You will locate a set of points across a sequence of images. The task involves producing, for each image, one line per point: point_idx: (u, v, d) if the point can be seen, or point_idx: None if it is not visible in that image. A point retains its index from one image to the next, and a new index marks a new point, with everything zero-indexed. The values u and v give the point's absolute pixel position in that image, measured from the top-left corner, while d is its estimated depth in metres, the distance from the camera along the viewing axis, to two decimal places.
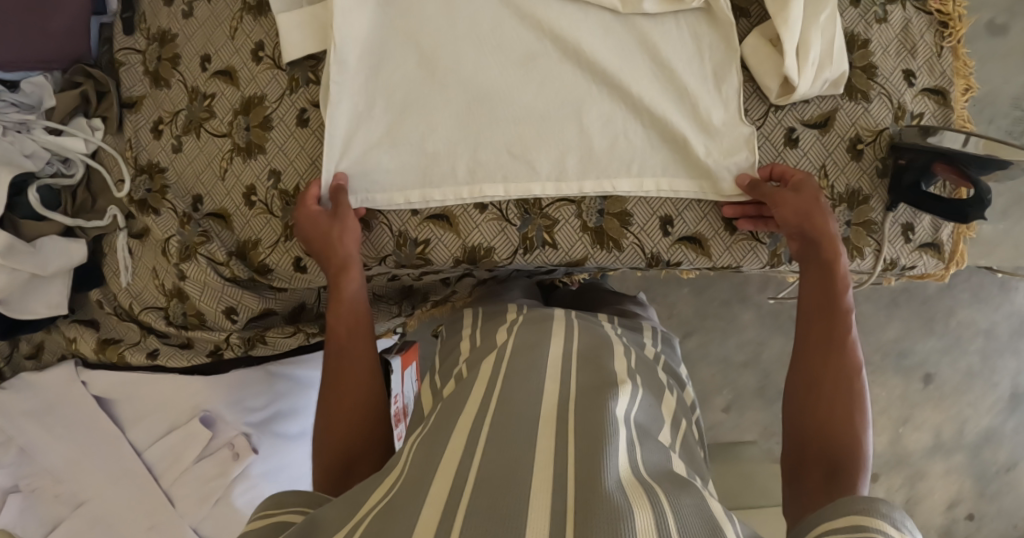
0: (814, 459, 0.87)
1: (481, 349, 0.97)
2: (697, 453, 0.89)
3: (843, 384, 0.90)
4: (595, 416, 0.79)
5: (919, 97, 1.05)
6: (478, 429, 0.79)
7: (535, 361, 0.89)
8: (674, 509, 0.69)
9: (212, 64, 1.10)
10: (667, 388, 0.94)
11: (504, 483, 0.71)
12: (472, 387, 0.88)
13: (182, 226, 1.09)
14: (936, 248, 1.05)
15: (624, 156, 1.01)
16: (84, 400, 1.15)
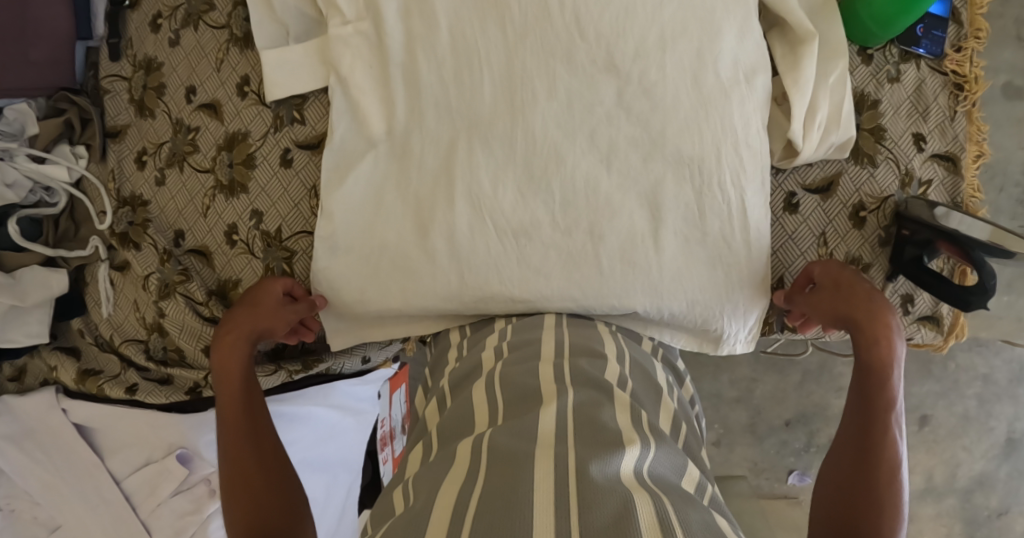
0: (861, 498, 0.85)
1: (467, 368, 0.92)
2: (701, 454, 0.86)
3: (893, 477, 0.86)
4: (595, 427, 0.76)
5: (928, 163, 1.00)
6: (481, 461, 0.75)
7: (529, 374, 0.85)
8: (681, 518, 0.66)
9: (197, 96, 1.09)
10: (664, 391, 0.91)
11: (510, 506, 0.68)
12: (467, 410, 0.84)
13: (162, 263, 1.07)
14: (935, 320, 1.01)
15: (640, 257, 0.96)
16: (61, 428, 1.14)
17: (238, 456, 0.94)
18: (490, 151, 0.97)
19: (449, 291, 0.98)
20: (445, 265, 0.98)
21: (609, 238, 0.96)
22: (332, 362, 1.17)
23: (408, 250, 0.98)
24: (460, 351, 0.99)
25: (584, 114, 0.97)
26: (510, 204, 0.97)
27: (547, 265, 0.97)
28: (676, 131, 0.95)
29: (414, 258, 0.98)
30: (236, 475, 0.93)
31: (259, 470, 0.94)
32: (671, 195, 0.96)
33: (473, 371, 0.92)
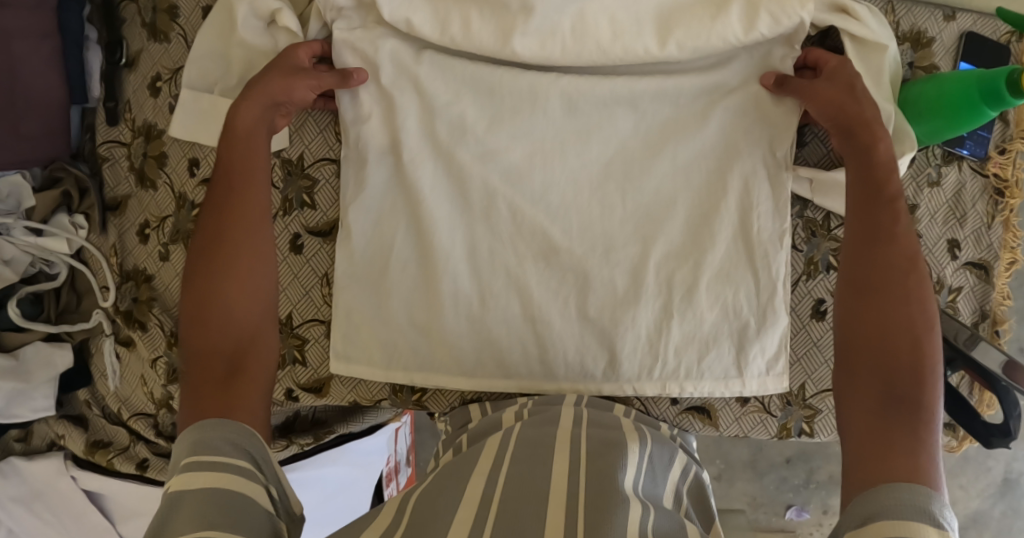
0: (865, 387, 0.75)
1: (486, 422, 0.91)
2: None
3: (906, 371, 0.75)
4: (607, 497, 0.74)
5: (960, 271, 0.97)
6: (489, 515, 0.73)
7: (544, 441, 0.84)
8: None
9: (200, 169, 1.02)
10: (676, 478, 0.86)
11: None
12: (478, 458, 0.82)
13: (169, 347, 1.03)
14: (950, 427, 1.00)
15: (672, 344, 0.95)
16: (71, 495, 1.14)
17: (221, 249, 0.83)
18: (516, 239, 0.95)
19: (463, 385, 0.96)
20: (477, 350, 0.96)
21: (630, 328, 0.95)
22: (343, 431, 1.18)
23: (418, 337, 0.96)
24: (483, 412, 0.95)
25: (616, 210, 0.94)
26: (541, 289, 0.95)
27: (561, 357, 0.95)
28: (700, 226, 0.95)
29: (425, 349, 0.96)
30: (211, 261, 0.82)
31: (240, 275, 0.82)
32: (688, 308, 0.94)
33: (494, 427, 0.90)
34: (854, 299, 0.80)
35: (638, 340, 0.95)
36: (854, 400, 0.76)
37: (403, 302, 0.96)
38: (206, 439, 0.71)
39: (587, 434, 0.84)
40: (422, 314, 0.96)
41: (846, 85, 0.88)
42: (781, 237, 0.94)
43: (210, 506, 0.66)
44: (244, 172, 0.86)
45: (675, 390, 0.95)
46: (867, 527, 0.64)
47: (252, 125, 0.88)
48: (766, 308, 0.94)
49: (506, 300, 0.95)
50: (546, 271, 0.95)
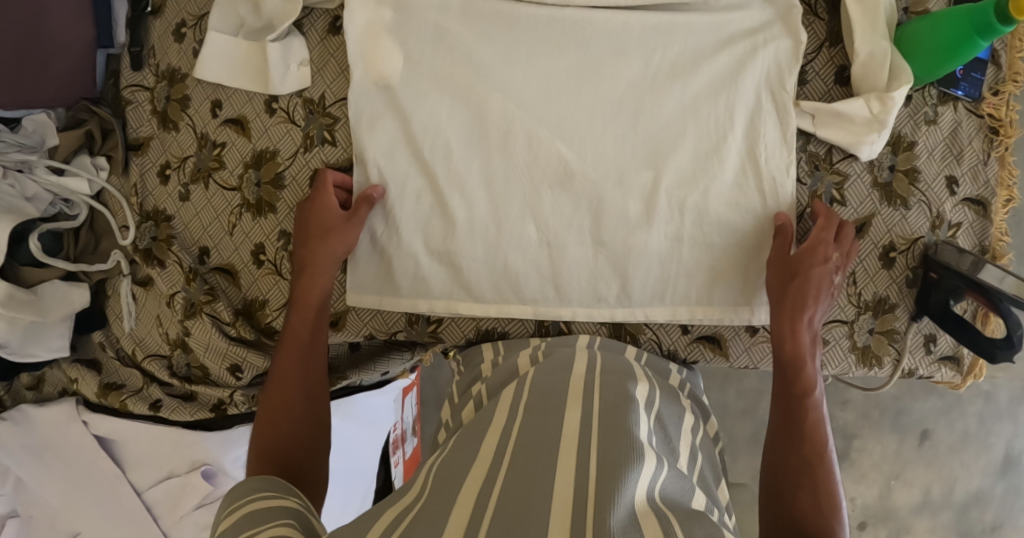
0: (795, 471, 0.91)
1: (504, 371, 0.99)
2: (715, 491, 0.90)
3: (821, 510, 0.88)
4: (614, 442, 0.82)
5: (959, 206, 1.01)
6: (503, 462, 0.81)
7: (557, 397, 0.91)
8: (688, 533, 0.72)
9: (223, 111, 1.05)
10: (687, 426, 0.95)
11: (525, 519, 0.72)
12: (493, 416, 0.90)
13: (187, 282, 1.05)
14: (955, 361, 1.02)
15: (683, 271, 1.00)
16: (81, 441, 1.14)
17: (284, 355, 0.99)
18: (534, 167, 1.00)
19: (478, 311, 1.03)
20: (493, 273, 1.02)
21: (640, 257, 1.00)
22: (355, 379, 1.18)
23: (439, 265, 1.02)
24: (495, 357, 1.02)
25: (626, 146, 0.99)
26: (555, 215, 1.00)
27: (573, 286, 1.01)
28: (707, 161, 0.99)
29: (441, 273, 1.02)
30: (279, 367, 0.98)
31: (289, 412, 0.96)
32: (700, 237, 0.99)
33: (511, 376, 0.98)
34: (782, 377, 0.95)
35: (648, 268, 1.00)
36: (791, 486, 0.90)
37: (424, 230, 1.02)
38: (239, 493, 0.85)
39: (598, 383, 0.93)
40: (444, 239, 1.02)
41: (798, 283, 0.94)
42: (787, 168, 0.98)
43: (251, 515, 0.81)
44: (292, 345, 0.99)
45: (683, 317, 1.00)
46: None
47: (326, 262, 0.99)
48: (773, 239, 0.98)
49: (524, 230, 1.01)
50: (557, 200, 1.00)
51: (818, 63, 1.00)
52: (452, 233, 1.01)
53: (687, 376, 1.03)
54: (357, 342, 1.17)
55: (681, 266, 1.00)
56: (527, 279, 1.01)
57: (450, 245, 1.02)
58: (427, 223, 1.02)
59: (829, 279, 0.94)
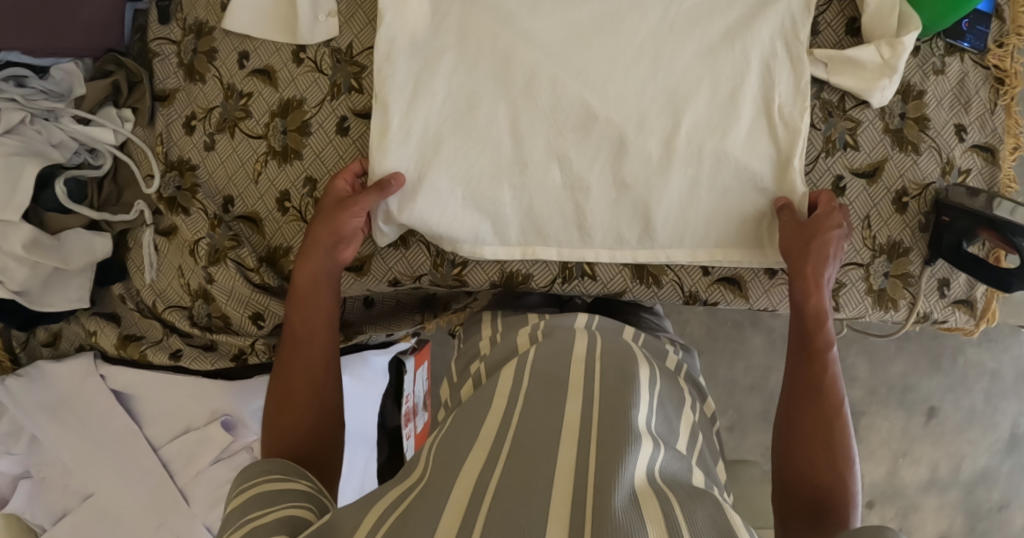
0: (806, 450, 0.91)
1: (503, 350, 0.97)
2: (714, 469, 0.89)
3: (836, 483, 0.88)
4: (618, 427, 0.80)
5: (968, 153, 1.04)
6: (502, 446, 0.81)
7: (559, 371, 0.89)
8: (688, 519, 0.72)
9: (250, 62, 1.07)
10: (686, 403, 0.94)
11: (522, 510, 0.73)
12: (491, 393, 0.89)
13: (212, 228, 1.07)
14: (969, 304, 1.05)
15: (703, 215, 1.01)
16: (98, 395, 1.14)
17: (290, 360, 0.98)
18: (555, 108, 1.02)
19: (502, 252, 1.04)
20: (519, 214, 1.03)
21: (663, 199, 1.01)
22: (371, 335, 1.20)
23: (456, 200, 1.02)
24: (493, 334, 1.02)
25: (646, 91, 1.01)
26: (581, 158, 1.02)
27: (595, 229, 1.03)
28: (726, 105, 1.00)
29: (464, 207, 1.03)
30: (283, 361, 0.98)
31: (304, 402, 0.96)
32: (722, 181, 1.00)
33: (510, 352, 0.97)
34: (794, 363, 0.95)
35: (672, 213, 1.01)
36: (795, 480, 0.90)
37: (454, 170, 1.02)
38: (249, 476, 0.88)
39: (600, 356, 0.91)
40: (473, 180, 1.02)
41: (811, 238, 0.95)
42: (803, 113, 1.00)
43: (260, 497, 0.83)
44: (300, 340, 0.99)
45: (704, 260, 1.02)
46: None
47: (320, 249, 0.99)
48: (790, 183, 1.00)
49: (547, 176, 1.02)
50: (577, 145, 1.02)
51: (829, 15, 1.03)
52: (479, 173, 1.02)
53: (683, 354, 1.06)
54: (372, 297, 1.19)
55: (705, 208, 1.01)
56: (551, 221, 1.03)
57: (477, 185, 1.02)
58: (456, 164, 1.02)
59: (840, 241, 0.95)
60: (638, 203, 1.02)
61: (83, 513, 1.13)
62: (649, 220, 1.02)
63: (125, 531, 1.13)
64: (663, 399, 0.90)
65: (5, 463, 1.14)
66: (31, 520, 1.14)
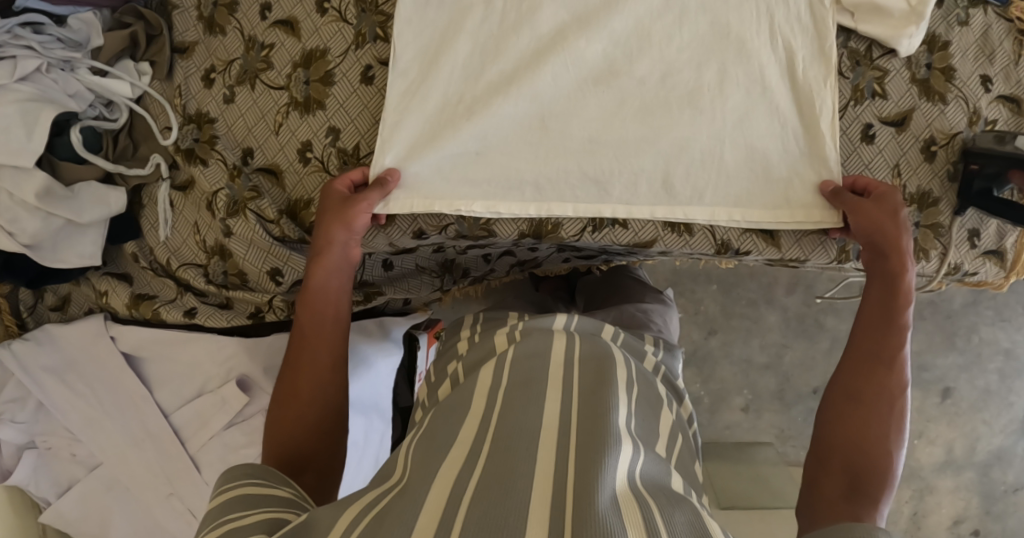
0: (849, 430, 0.91)
1: (480, 351, 0.95)
2: (692, 469, 0.87)
3: (876, 467, 0.89)
4: (596, 429, 0.77)
5: (994, 104, 1.04)
6: (484, 440, 0.79)
7: (538, 369, 0.86)
8: (667, 524, 0.70)
9: (272, 13, 1.06)
10: (664, 402, 0.92)
11: (500, 512, 0.70)
12: (470, 393, 0.86)
13: (231, 179, 1.05)
14: (999, 256, 1.04)
15: (733, 167, 0.98)
16: (108, 357, 1.10)
17: (299, 366, 0.96)
18: (579, 68, 1.00)
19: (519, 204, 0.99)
20: (548, 167, 1.00)
21: (687, 151, 0.99)
22: (390, 295, 1.19)
23: (481, 168, 1.00)
24: (472, 335, 1.03)
25: (674, 43, 1.00)
26: (597, 108, 1.00)
27: (619, 181, 0.99)
28: (755, 51, 0.99)
29: (490, 177, 1.00)
30: (292, 363, 0.96)
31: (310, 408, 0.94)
32: (750, 131, 0.99)
33: (487, 355, 0.94)
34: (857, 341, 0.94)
35: (701, 166, 0.99)
36: (828, 467, 0.91)
37: (485, 118, 0.99)
38: (233, 474, 0.84)
39: (577, 359, 0.87)
40: (501, 127, 1.00)
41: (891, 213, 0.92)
42: (824, 78, 0.98)
43: (242, 499, 0.79)
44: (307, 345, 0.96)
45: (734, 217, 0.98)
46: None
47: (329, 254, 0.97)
48: (825, 139, 0.98)
49: (574, 123, 1.00)
50: (603, 95, 1.00)
51: None
52: (508, 123, 1.00)
53: (665, 356, 1.06)
54: (391, 259, 1.16)
55: (734, 158, 0.98)
56: (573, 171, 1.00)
57: (502, 134, 1.00)
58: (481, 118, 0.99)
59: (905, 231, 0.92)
60: (664, 146, 0.99)
61: (93, 481, 1.09)
62: (673, 176, 0.99)
63: (136, 500, 1.09)
64: (639, 401, 0.86)
65: (8, 432, 1.08)
66: (34, 492, 1.09)
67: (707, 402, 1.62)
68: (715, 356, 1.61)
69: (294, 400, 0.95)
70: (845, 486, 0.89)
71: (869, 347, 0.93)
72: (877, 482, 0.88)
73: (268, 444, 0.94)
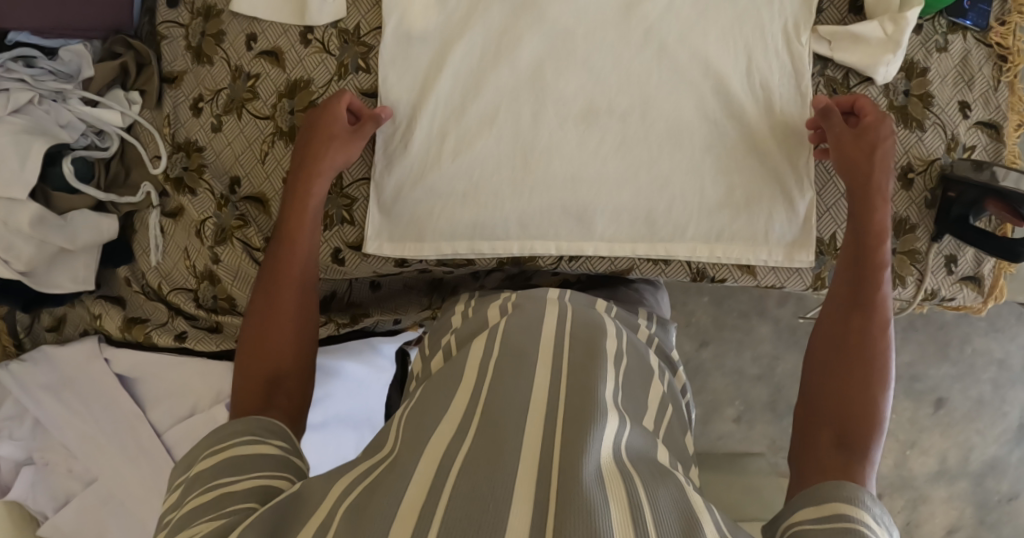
0: (829, 388, 0.90)
1: (473, 325, 0.96)
2: (682, 440, 0.89)
3: (864, 426, 0.86)
4: (584, 403, 0.78)
5: (973, 130, 1.04)
6: (473, 416, 0.79)
7: (528, 343, 0.87)
8: (651, 499, 0.70)
9: (257, 43, 1.08)
10: (656, 374, 0.93)
11: (488, 484, 0.70)
12: (461, 366, 0.86)
13: (219, 208, 1.08)
14: (976, 281, 1.05)
15: (708, 202, 1.01)
16: (103, 377, 1.14)
17: (270, 310, 0.95)
18: (559, 105, 1.02)
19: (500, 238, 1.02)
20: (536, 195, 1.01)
21: (663, 188, 1.01)
22: (377, 318, 1.21)
23: (467, 207, 1.02)
24: (465, 309, 1.02)
25: (651, 78, 1.02)
26: (576, 139, 1.02)
27: (599, 214, 1.01)
28: (734, 84, 1.01)
29: (475, 213, 1.02)
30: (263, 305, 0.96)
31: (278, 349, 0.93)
32: (725, 168, 1.01)
33: (477, 329, 0.95)
34: (838, 298, 0.95)
35: (677, 200, 1.01)
36: (816, 427, 0.89)
37: (481, 156, 1.02)
38: (233, 427, 0.84)
39: (569, 332, 0.89)
40: (490, 162, 1.02)
41: (870, 145, 0.96)
42: (803, 121, 1.01)
43: (236, 460, 0.80)
44: (280, 290, 0.96)
45: (703, 255, 1.02)
46: (809, 512, 0.76)
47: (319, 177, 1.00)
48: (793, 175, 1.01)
49: (557, 153, 1.02)
50: (583, 127, 1.02)
51: None
52: (497, 162, 1.02)
53: (657, 330, 1.05)
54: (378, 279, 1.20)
55: (707, 192, 1.01)
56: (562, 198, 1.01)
57: (488, 170, 1.02)
58: (470, 159, 1.02)
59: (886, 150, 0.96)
60: (640, 180, 1.01)
61: (85, 498, 1.11)
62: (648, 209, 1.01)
63: (128, 515, 1.11)
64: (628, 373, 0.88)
65: (7, 447, 1.12)
66: (32, 507, 1.12)
67: (699, 413, 1.63)
68: (707, 368, 1.62)
69: (269, 339, 0.94)
70: (833, 442, 0.86)
71: (843, 301, 0.95)
72: (865, 442, 0.85)
73: (236, 389, 0.91)
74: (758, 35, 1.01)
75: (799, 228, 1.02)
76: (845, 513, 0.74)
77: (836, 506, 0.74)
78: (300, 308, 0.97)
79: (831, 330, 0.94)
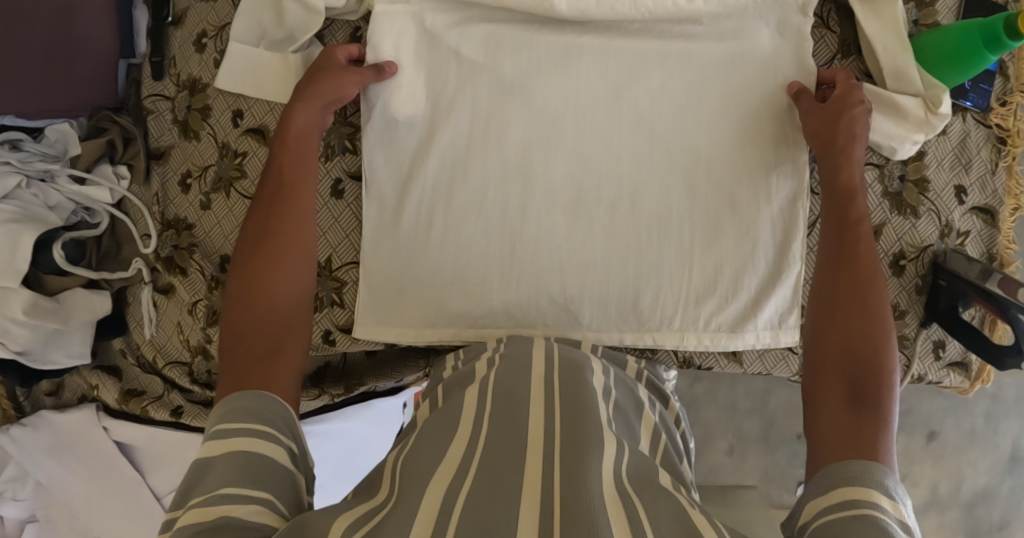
0: (835, 366, 0.85)
1: (461, 372, 0.92)
2: (680, 470, 0.85)
3: (874, 372, 0.83)
4: (581, 435, 0.75)
5: (968, 215, 1.03)
6: (471, 459, 0.75)
7: (518, 384, 0.84)
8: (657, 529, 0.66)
9: (244, 120, 1.06)
10: (646, 406, 0.90)
11: (492, 516, 0.66)
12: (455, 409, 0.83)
13: (210, 290, 1.08)
14: (963, 366, 1.05)
15: (697, 290, 1.01)
16: (101, 444, 1.16)
17: (261, 275, 0.88)
18: (548, 193, 1.01)
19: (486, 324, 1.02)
20: (524, 281, 1.01)
21: (651, 277, 1.01)
22: (373, 385, 1.18)
23: (455, 293, 1.02)
24: (455, 362, 0.97)
25: (642, 165, 1.00)
26: (564, 227, 1.01)
27: (587, 302, 1.01)
28: (724, 169, 1.00)
29: (463, 298, 1.02)
30: (255, 241, 0.90)
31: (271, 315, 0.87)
32: (715, 255, 1.00)
33: (467, 376, 0.91)
34: (829, 280, 0.91)
35: (666, 290, 1.01)
36: (826, 391, 0.83)
37: (472, 241, 1.01)
38: (233, 410, 0.75)
39: (557, 372, 0.87)
40: (477, 247, 1.01)
41: (838, 109, 0.96)
42: (796, 214, 1.01)
43: (239, 459, 0.71)
44: (274, 262, 0.89)
45: (691, 344, 1.02)
46: (826, 500, 0.71)
47: (304, 131, 0.96)
48: (778, 263, 1.01)
49: (546, 239, 1.01)
50: (572, 213, 1.01)
51: None
52: (486, 249, 1.01)
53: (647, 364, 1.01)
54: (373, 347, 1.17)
55: (695, 279, 1.01)
56: (552, 284, 1.01)
57: (476, 257, 1.01)
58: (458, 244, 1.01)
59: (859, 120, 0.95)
60: (629, 268, 1.01)
61: None
62: (636, 298, 1.01)
63: None
64: (618, 408, 0.86)
65: (10, 508, 1.18)
66: None
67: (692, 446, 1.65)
68: (700, 401, 1.63)
69: (264, 292, 0.87)
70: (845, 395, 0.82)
71: (833, 285, 0.90)
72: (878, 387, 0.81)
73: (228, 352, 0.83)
74: (753, 119, 1.00)
75: (785, 315, 1.02)
76: (860, 499, 0.69)
77: (850, 492, 0.70)
78: (297, 284, 0.90)
79: (824, 323, 0.89)
